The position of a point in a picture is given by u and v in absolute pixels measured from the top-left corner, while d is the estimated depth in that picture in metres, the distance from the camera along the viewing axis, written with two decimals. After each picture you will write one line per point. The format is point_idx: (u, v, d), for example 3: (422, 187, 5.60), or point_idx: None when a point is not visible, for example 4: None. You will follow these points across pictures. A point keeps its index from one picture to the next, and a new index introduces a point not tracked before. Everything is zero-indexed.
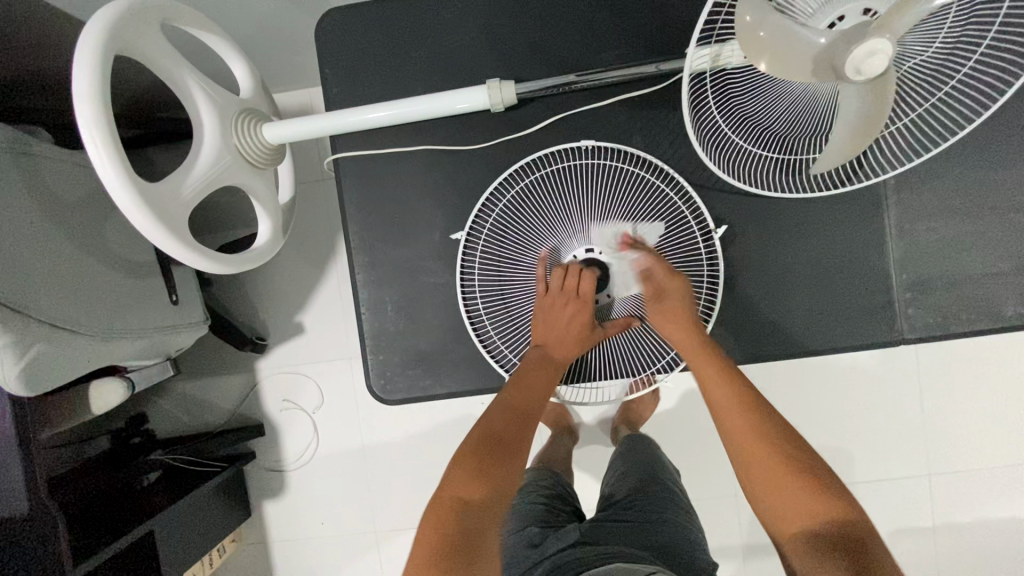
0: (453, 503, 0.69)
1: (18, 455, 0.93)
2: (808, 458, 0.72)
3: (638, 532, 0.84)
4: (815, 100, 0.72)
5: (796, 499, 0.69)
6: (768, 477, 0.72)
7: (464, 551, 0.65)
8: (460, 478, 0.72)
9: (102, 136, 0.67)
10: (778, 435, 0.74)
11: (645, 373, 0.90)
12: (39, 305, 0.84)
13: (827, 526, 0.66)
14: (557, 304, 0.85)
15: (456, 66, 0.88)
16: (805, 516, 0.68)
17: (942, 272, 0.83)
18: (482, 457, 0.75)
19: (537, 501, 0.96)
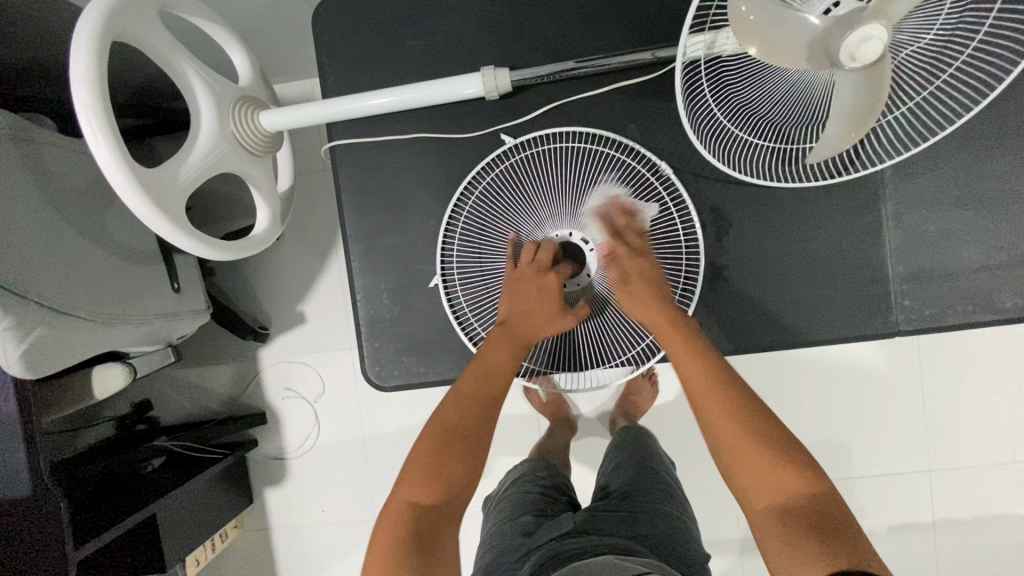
0: (405, 509, 0.69)
1: (20, 437, 0.95)
2: (777, 433, 0.70)
3: (634, 524, 0.85)
4: (811, 86, 0.72)
5: (768, 479, 0.67)
6: (742, 458, 0.69)
7: (427, 556, 0.65)
8: (418, 481, 0.71)
9: (99, 119, 0.68)
10: (745, 412, 0.72)
11: (630, 356, 0.88)
12: (39, 289, 0.85)
13: (801, 507, 0.64)
14: (522, 281, 0.84)
15: (453, 55, 0.88)
16: (779, 496, 0.66)
17: (939, 264, 0.82)
18: (439, 458, 0.73)
19: (532, 492, 0.96)
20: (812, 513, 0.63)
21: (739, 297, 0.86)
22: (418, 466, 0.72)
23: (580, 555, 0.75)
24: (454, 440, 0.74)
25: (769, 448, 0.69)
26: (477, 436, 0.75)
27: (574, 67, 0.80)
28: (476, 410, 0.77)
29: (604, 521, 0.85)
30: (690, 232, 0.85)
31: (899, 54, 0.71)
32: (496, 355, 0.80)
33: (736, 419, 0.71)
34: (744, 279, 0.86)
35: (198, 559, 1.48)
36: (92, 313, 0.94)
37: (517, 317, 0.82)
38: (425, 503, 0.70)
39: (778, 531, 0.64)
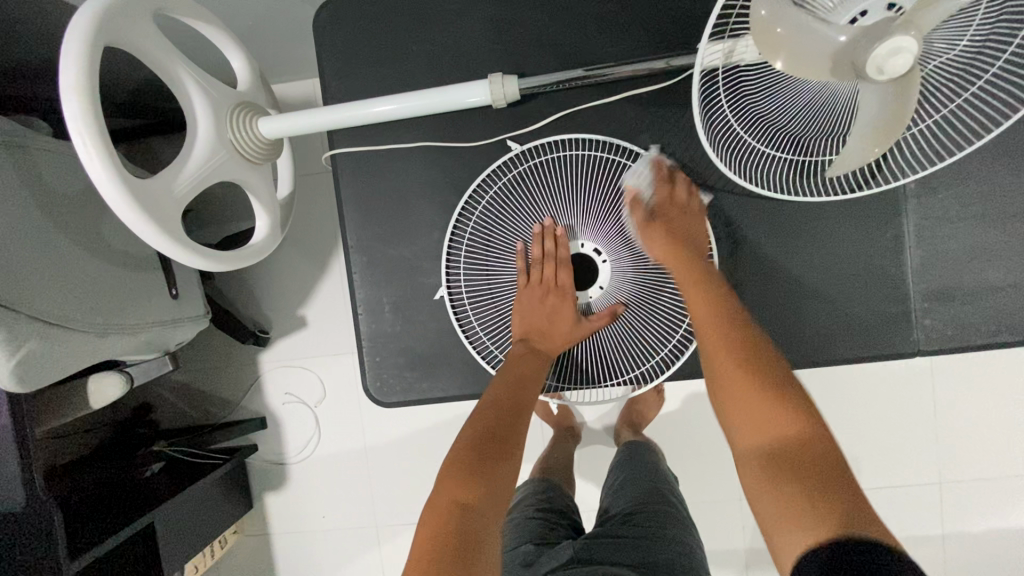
0: (450, 510, 0.62)
1: (14, 449, 0.93)
2: (770, 370, 0.64)
3: (633, 550, 0.82)
4: (834, 98, 0.68)
5: (760, 418, 0.61)
6: (733, 398, 0.64)
7: (468, 558, 0.58)
8: (456, 479, 0.64)
9: (89, 129, 0.65)
10: (740, 350, 0.66)
11: (634, 375, 0.83)
12: (30, 301, 0.82)
13: (789, 448, 0.59)
14: (536, 297, 0.82)
15: (459, 61, 0.85)
16: (768, 436, 0.61)
17: (961, 281, 0.79)
18: (477, 455, 0.67)
19: (533, 515, 0.95)
20: (802, 455, 0.58)
21: (753, 314, 0.83)
22: (453, 464, 0.66)
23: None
24: (494, 439, 0.69)
25: (761, 388, 0.62)
26: (515, 435, 0.71)
27: (585, 75, 0.77)
28: (510, 409, 0.73)
29: (603, 549, 0.83)
30: (706, 242, 0.82)
31: (927, 65, 0.67)
32: (518, 364, 0.77)
33: (731, 359, 0.65)
34: (758, 295, 0.83)
35: (196, 566, 1.46)
36: (87, 324, 0.91)
37: (535, 332, 0.81)
38: (466, 499, 0.63)
39: (767, 475, 0.59)
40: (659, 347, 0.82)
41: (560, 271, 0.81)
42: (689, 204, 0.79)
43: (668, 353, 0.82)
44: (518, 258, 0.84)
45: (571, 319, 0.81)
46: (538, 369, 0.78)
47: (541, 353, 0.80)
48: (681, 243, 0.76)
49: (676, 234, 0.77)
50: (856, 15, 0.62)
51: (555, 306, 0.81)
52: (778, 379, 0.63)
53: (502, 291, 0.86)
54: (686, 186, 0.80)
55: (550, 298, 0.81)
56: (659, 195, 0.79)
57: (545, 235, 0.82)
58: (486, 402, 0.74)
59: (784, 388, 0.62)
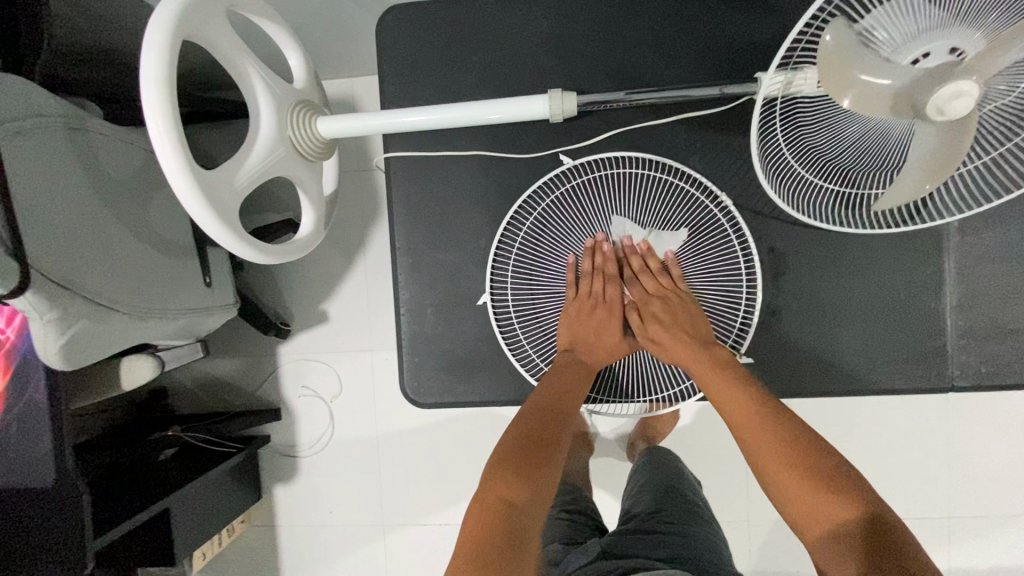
0: (497, 507, 0.63)
1: (49, 424, 0.94)
2: (813, 453, 0.65)
3: (664, 542, 0.81)
4: (890, 134, 0.70)
5: (821, 507, 0.62)
6: (787, 486, 0.64)
7: (515, 556, 0.60)
8: (505, 478, 0.66)
9: (165, 119, 0.67)
10: (782, 439, 0.66)
11: (662, 395, 0.84)
12: (83, 282, 0.83)
13: (853, 533, 0.59)
14: (584, 311, 0.83)
15: (517, 73, 0.86)
16: (828, 521, 0.61)
17: (997, 320, 0.81)
18: (522, 458, 0.68)
19: (558, 518, 0.95)
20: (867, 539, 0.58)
21: (789, 340, 0.84)
22: (497, 464, 0.68)
23: None
24: (539, 441, 0.71)
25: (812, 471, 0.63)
26: (557, 440, 0.72)
27: (642, 96, 0.78)
28: (556, 416, 0.74)
29: (632, 541, 0.82)
30: (752, 268, 0.82)
31: (982, 108, 0.69)
32: (562, 372, 0.79)
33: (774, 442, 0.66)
34: (795, 321, 0.84)
35: (204, 553, 1.47)
36: (132, 308, 0.93)
37: (581, 344, 0.82)
38: (512, 500, 0.64)
39: (841, 562, 0.59)
40: None
41: (609, 288, 0.82)
42: (668, 286, 0.81)
43: None
44: (567, 269, 0.84)
45: (616, 334, 0.82)
46: (581, 380, 0.79)
47: (585, 365, 0.80)
48: (680, 330, 0.77)
49: (671, 325, 0.78)
50: (919, 56, 0.64)
51: (601, 323, 0.82)
52: (826, 458, 0.64)
53: (544, 300, 0.87)
54: (656, 272, 0.83)
55: (598, 313, 0.82)
56: (635, 292, 0.82)
57: (595, 251, 0.83)
58: (530, 407, 0.75)
59: (825, 464, 0.64)
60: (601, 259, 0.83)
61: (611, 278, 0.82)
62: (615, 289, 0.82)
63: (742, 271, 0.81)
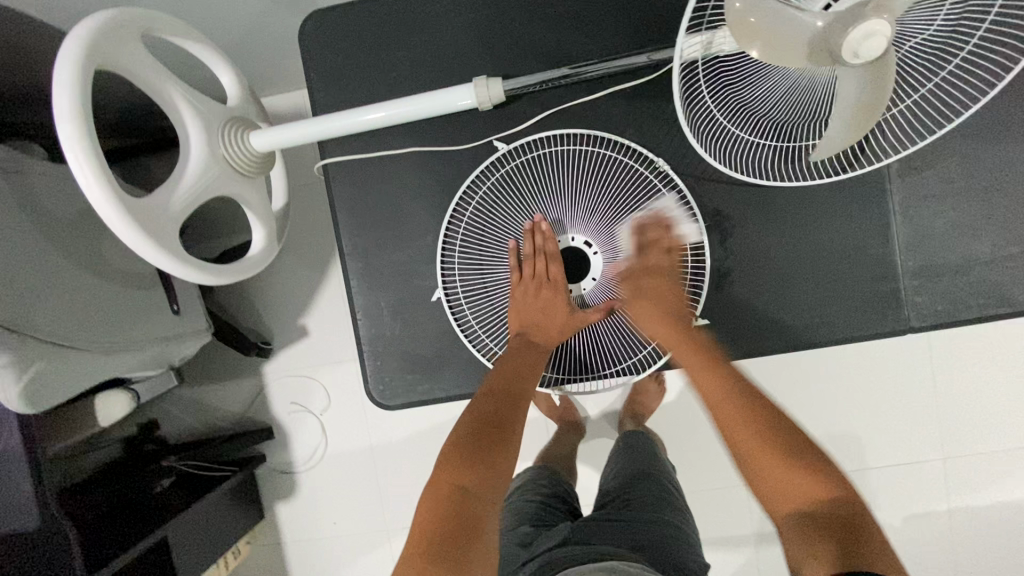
0: (452, 492, 0.68)
1: (26, 468, 0.94)
2: (802, 447, 0.69)
3: (630, 530, 0.83)
4: (814, 84, 0.70)
5: (791, 487, 0.67)
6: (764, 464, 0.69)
7: (464, 535, 0.65)
8: (457, 462, 0.71)
9: (84, 151, 0.66)
10: (760, 426, 0.71)
11: (623, 366, 0.85)
12: (34, 323, 0.83)
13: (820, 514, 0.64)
14: (530, 292, 0.83)
15: (445, 65, 0.86)
16: (796, 501, 0.66)
17: (948, 258, 0.80)
18: (477, 443, 0.73)
19: (531, 503, 0.97)
20: (833, 518, 0.63)
21: (744, 302, 0.84)
22: (453, 450, 0.72)
23: (573, 562, 0.75)
24: (492, 426, 0.75)
25: (795, 455, 0.68)
26: (510, 424, 0.76)
27: (592, 68, 0.78)
28: (509, 399, 0.77)
29: (600, 528, 0.84)
30: (696, 231, 0.83)
31: (902, 48, 0.68)
32: (514, 357, 0.80)
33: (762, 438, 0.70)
34: (747, 282, 0.84)
35: None
36: (93, 344, 0.93)
37: (531, 324, 0.82)
38: (467, 485, 0.69)
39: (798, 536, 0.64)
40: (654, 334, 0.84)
41: (553, 268, 0.83)
42: (667, 264, 0.82)
43: (661, 341, 0.84)
44: (511, 253, 0.84)
45: (566, 311, 0.83)
46: (533, 362, 0.81)
47: (537, 346, 0.82)
48: (670, 320, 0.80)
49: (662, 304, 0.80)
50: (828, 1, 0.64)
51: (548, 301, 0.82)
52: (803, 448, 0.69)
53: (497, 287, 0.88)
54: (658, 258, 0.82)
55: (544, 292, 0.83)
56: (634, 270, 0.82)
57: (535, 232, 0.83)
58: (483, 392, 0.78)
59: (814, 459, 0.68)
60: (541, 240, 0.83)
61: (553, 256, 0.83)
62: (558, 267, 0.82)
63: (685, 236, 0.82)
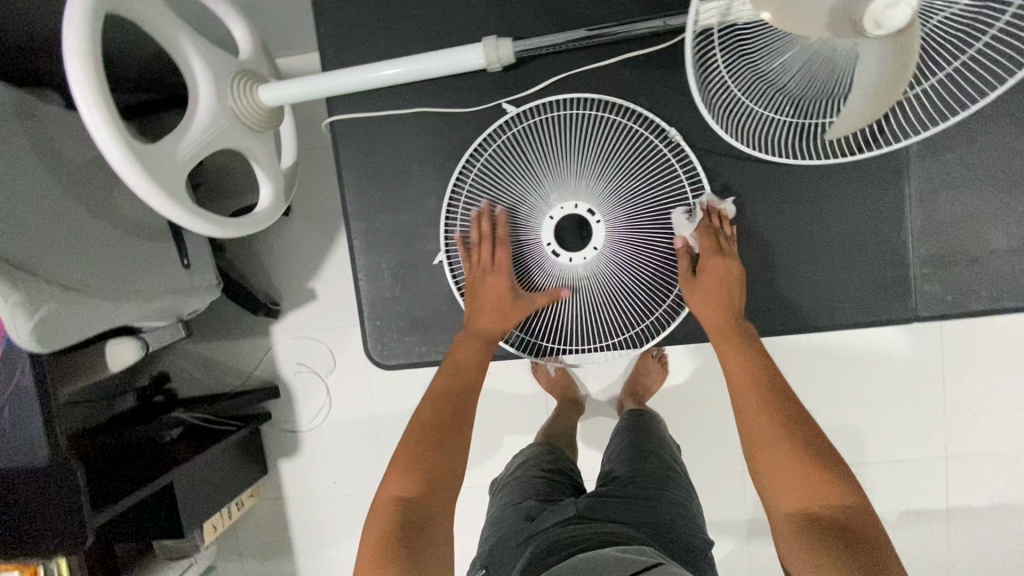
0: (396, 502, 0.72)
1: (36, 407, 0.99)
2: (818, 445, 0.70)
3: (638, 509, 0.86)
4: (832, 61, 0.68)
5: (808, 485, 0.68)
6: (779, 468, 0.70)
7: (412, 551, 0.68)
8: (403, 475, 0.73)
9: (93, 95, 0.67)
10: (780, 421, 0.72)
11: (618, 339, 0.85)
12: (46, 265, 0.85)
13: (830, 518, 0.66)
14: (481, 281, 0.83)
15: (457, 24, 0.84)
16: (807, 499, 0.68)
17: (963, 246, 0.78)
18: (424, 448, 0.75)
19: (537, 478, 0.99)
20: (838, 523, 0.65)
21: (747, 281, 0.83)
22: (401, 460, 0.75)
23: (585, 544, 0.77)
24: (438, 428, 0.77)
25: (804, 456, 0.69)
26: (457, 423, 0.78)
27: (611, 30, 0.77)
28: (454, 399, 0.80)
29: (609, 506, 0.86)
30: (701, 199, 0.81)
31: (928, 22, 0.64)
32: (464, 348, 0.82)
33: (783, 438, 0.71)
34: (753, 260, 0.83)
35: (214, 526, 1.54)
36: (104, 292, 0.95)
37: (480, 313, 0.82)
38: (408, 495, 0.72)
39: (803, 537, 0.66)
40: (655, 306, 0.84)
41: (500, 253, 0.82)
42: (729, 252, 0.79)
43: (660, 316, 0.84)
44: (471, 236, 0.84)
45: (514, 298, 0.83)
46: (484, 351, 0.82)
47: (487, 334, 0.82)
48: (724, 307, 0.78)
49: (718, 290, 0.78)
50: None
51: (497, 289, 0.82)
52: (814, 446, 0.70)
53: None
54: (722, 236, 0.79)
55: (492, 280, 0.83)
56: (703, 244, 0.79)
57: (483, 218, 0.83)
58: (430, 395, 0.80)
59: (830, 457, 0.69)
60: (487, 227, 0.83)
61: (501, 244, 0.83)
62: (506, 254, 0.82)
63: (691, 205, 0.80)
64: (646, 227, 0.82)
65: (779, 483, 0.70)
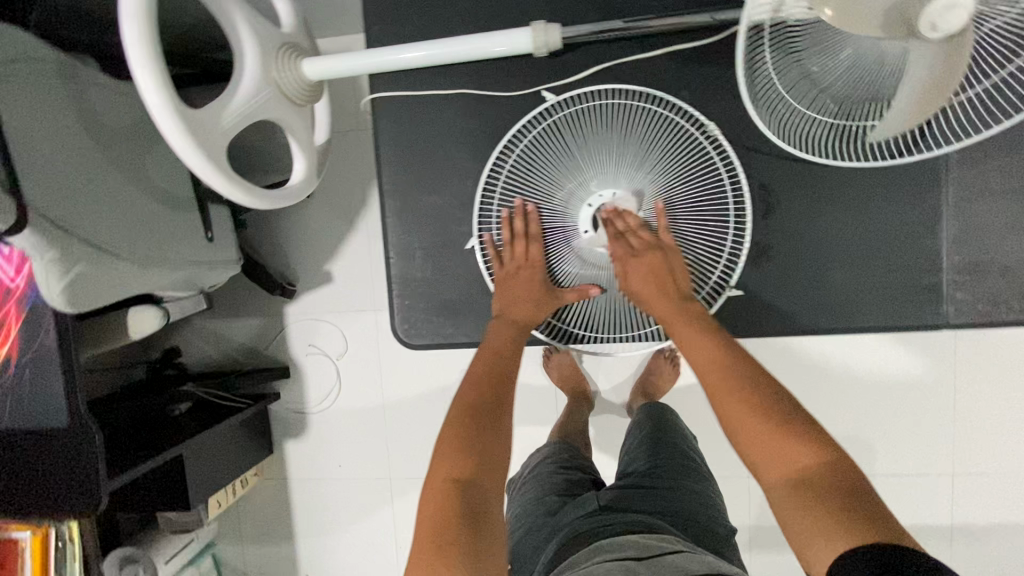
0: (449, 485, 0.67)
1: (60, 370, 0.98)
2: (779, 404, 0.67)
3: (660, 499, 0.87)
4: (880, 65, 0.68)
5: (781, 451, 0.64)
6: (753, 436, 0.66)
7: (476, 527, 0.63)
8: (451, 455, 0.69)
9: (145, 55, 0.68)
10: (742, 385, 0.69)
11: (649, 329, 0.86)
12: (80, 226, 0.86)
13: (812, 478, 0.62)
14: (514, 274, 0.85)
15: (503, 8, 0.85)
16: (785, 465, 0.64)
17: (995, 256, 0.78)
18: (474, 428, 0.72)
19: (556, 473, 1.01)
20: (824, 483, 0.61)
21: (778, 279, 0.83)
22: (448, 444, 0.71)
23: (610, 532, 0.77)
24: (484, 409, 0.75)
25: (776, 416, 0.66)
26: (501, 404, 0.76)
27: (643, 24, 0.78)
28: (494, 382, 0.78)
29: (631, 496, 0.88)
30: (739, 193, 0.82)
31: (982, 27, 0.64)
32: (498, 337, 0.82)
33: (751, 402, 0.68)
34: (785, 259, 0.83)
35: (219, 502, 1.54)
36: (132, 257, 0.95)
37: (514, 304, 0.84)
38: (462, 476, 0.67)
39: (796, 506, 0.61)
40: None
41: (532, 248, 0.85)
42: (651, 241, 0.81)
43: None
44: (504, 227, 0.86)
45: (548, 290, 0.85)
46: (518, 339, 0.83)
47: (520, 323, 0.83)
48: (659, 290, 0.79)
49: (650, 273, 0.79)
50: None
51: (531, 282, 0.84)
52: (784, 405, 0.67)
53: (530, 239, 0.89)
54: (637, 230, 0.82)
55: (525, 274, 0.85)
56: (615, 243, 0.82)
57: (518, 216, 0.85)
58: (470, 382, 0.78)
59: (791, 414, 0.66)
60: (523, 224, 0.85)
61: (535, 239, 0.85)
62: (539, 250, 0.85)
63: (729, 198, 0.81)
64: (683, 217, 0.83)
65: (758, 452, 0.66)
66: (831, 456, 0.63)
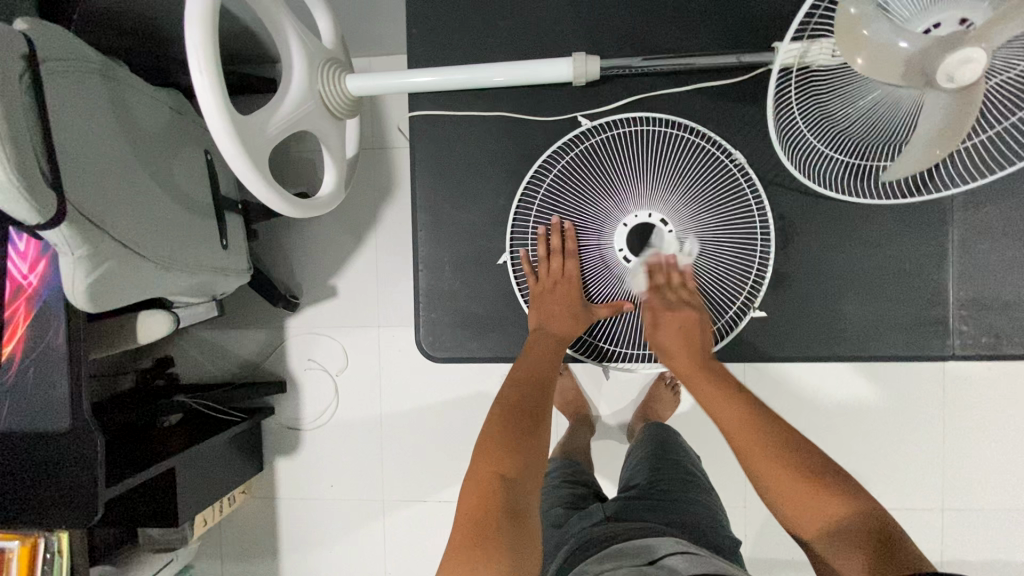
0: (494, 480, 0.71)
1: (66, 370, 0.96)
2: (806, 460, 0.73)
3: (665, 508, 0.88)
4: (897, 110, 0.74)
5: (812, 509, 0.70)
6: (791, 497, 0.72)
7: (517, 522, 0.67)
8: (494, 453, 0.73)
9: (205, 58, 0.69)
10: (775, 449, 0.74)
11: None
12: (112, 223, 0.85)
13: (846, 531, 0.69)
14: (549, 288, 0.87)
15: (543, 40, 0.90)
16: (819, 521, 0.70)
17: (998, 293, 0.83)
18: (515, 429, 0.76)
19: (560, 487, 1.01)
20: (860, 535, 0.68)
21: (797, 306, 0.87)
22: (489, 443, 0.75)
23: (616, 538, 0.78)
24: (525, 412, 0.78)
25: (809, 475, 0.72)
26: (540, 409, 0.80)
27: (668, 61, 0.83)
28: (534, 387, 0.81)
29: (636, 507, 0.89)
30: (766, 220, 0.85)
31: (992, 80, 0.71)
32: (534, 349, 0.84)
33: (785, 464, 0.73)
34: (803, 287, 0.87)
35: (206, 519, 1.48)
36: (153, 257, 0.94)
37: (548, 318, 0.85)
38: (505, 473, 0.71)
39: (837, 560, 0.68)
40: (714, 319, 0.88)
41: (568, 264, 0.88)
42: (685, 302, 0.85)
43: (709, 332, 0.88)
44: (539, 242, 0.89)
45: (581, 305, 0.87)
46: (554, 350, 0.84)
47: (555, 337, 0.85)
48: (690, 347, 0.82)
49: (684, 333, 0.83)
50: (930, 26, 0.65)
51: (565, 298, 0.87)
52: (811, 461, 0.73)
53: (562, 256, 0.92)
54: (677, 284, 0.86)
55: (560, 289, 0.87)
56: (652, 299, 0.85)
57: (554, 232, 0.88)
58: (509, 386, 0.82)
59: (821, 472, 0.72)
60: (560, 240, 0.88)
61: (570, 255, 0.88)
62: (575, 266, 0.87)
63: (757, 224, 0.84)
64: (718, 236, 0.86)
65: (796, 509, 0.72)
66: (861, 505, 0.70)
